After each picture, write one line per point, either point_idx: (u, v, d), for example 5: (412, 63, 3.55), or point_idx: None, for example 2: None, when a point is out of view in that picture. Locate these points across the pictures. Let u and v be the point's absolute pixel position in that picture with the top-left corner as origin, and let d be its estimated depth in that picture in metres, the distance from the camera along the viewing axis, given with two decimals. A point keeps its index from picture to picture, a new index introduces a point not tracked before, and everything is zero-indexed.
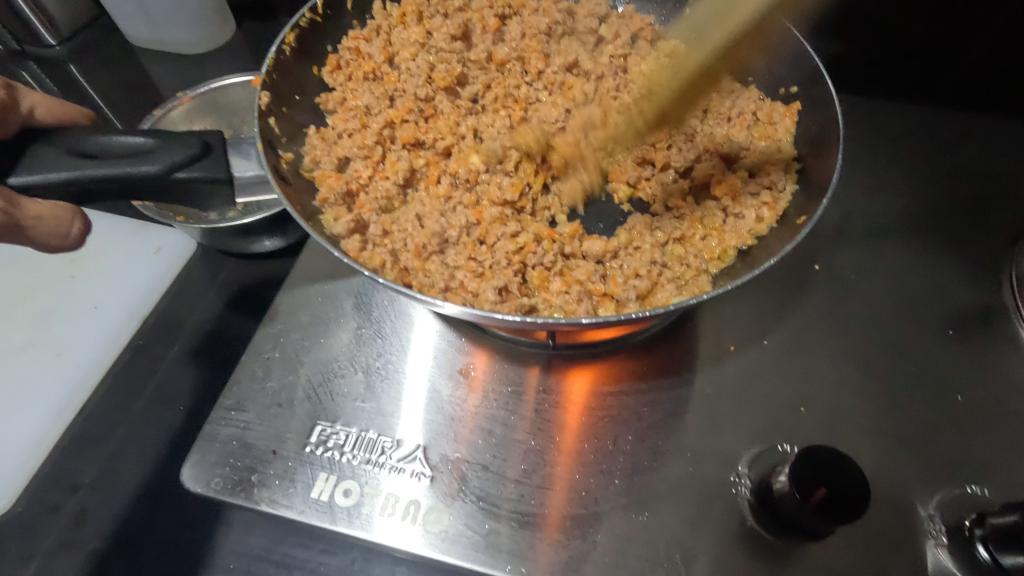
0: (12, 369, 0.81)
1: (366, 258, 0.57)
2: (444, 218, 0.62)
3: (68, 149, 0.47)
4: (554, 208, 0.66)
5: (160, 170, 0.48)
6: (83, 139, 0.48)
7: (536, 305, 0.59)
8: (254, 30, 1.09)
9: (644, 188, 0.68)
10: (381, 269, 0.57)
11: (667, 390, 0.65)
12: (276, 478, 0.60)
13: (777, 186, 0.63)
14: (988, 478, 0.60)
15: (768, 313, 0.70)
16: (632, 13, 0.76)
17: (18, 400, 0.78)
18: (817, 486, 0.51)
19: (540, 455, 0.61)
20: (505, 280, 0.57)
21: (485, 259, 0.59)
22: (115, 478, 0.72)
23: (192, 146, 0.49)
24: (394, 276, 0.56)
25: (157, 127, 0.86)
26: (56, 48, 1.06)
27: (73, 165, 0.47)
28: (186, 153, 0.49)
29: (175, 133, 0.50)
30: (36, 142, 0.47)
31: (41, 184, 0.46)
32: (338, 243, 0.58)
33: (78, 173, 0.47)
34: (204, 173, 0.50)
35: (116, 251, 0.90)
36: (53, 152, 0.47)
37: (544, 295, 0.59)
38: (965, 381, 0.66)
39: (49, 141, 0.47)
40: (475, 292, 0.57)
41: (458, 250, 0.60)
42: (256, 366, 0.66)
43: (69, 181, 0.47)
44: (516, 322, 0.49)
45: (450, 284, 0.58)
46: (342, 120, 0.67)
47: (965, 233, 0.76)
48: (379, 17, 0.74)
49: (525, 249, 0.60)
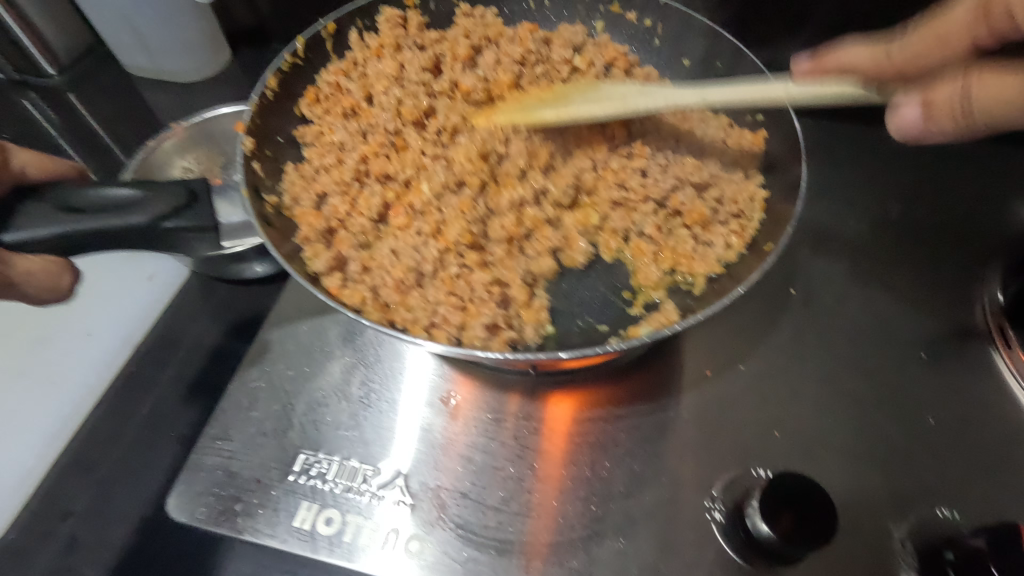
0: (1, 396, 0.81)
1: (346, 296, 0.58)
2: (418, 252, 0.62)
3: (56, 204, 0.49)
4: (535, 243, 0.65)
5: (151, 220, 0.51)
6: (71, 194, 0.49)
7: (518, 338, 0.60)
8: (247, 57, 1.12)
9: (619, 224, 0.68)
10: (362, 306, 0.58)
11: (646, 415, 0.66)
12: (259, 507, 0.61)
13: (746, 214, 0.66)
14: (958, 501, 0.61)
15: (744, 336, 0.71)
16: (606, 43, 0.78)
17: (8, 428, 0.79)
18: (784, 515, 0.53)
19: (519, 482, 0.62)
20: (492, 316, 0.58)
21: (465, 293, 0.59)
22: (107, 505, 0.74)
23: (180, 196, 0.52)
24: (376, 316, 0.57)
25: (150, 156, 0.88)
26: (56, 77, 1.08)
27: (64, 221, 0.48)
28: (174, 203, 0.51)
29: (162, 183, 0.52)
30: (26, 201, 0.48)
31: (32, 242, 0.48)
32: (320, 280, 0.60)
33: (69, 229, 0.48)
34: (193, 221, 0.52)
35: (110, 278, 0.91)
36: (43, 208, 0.48)
37: (526, 329, 0.60)
38: (939, 404, 0.67)
39: (38, 198, 0.49)
40: (461, 324, 0.58)
41: (436, 285, 0.60)
42: (242, 396, 0.68)
43: (62, 236, 0.48)
44: (497, 359, 0.51)
45: (433, 320, 0.58)
46: (319, 154, 0.69)
47: (937, 255, 0.78)
48: (357, 48, 0.75)
49: (500, 281, 0.61)
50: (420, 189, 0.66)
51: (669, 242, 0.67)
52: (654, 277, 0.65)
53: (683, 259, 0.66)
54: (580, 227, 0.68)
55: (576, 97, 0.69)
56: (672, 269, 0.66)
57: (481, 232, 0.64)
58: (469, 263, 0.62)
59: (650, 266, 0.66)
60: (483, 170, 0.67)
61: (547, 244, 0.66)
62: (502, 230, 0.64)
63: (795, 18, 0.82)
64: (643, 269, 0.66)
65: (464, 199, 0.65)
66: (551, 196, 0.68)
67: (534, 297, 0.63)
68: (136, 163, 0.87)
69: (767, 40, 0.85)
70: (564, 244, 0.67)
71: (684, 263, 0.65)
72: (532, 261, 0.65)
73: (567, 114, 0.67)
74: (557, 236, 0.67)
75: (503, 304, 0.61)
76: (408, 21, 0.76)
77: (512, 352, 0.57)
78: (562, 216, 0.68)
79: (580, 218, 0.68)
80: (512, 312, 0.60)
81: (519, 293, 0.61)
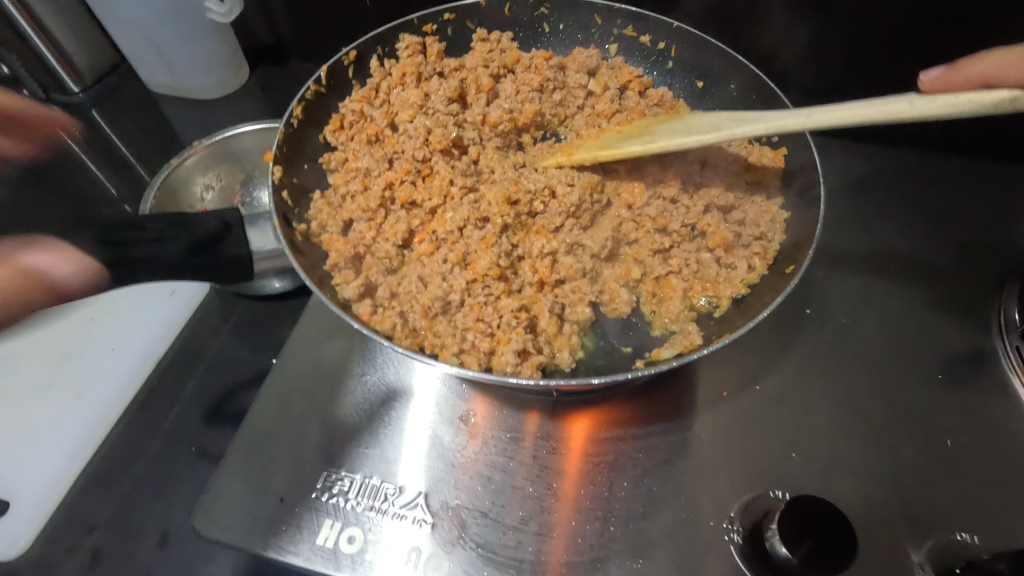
0: (18, 411, 0.80)
1: (377, 322, 0.59)
2: (445, 282, 0.62)
3: (96, 235, 0.50)
4: (561, 269, 0.65)
5: (191, 252, 0.54)
6: (111, 226, 0.51)
7: (547, 362, 0.60)
8: (266, 75, 1.14)
9: (642, 250, 0.68)
10: (393, 333, 0.59)
11: (663, 435, 0.67)
12: (283, 524, 0.62)
13: (767, 236, 0.65)
14: (977, 525, 0.61)
15: (759, 356, 0.72)
16: (621, 65, 0.79)
17: (28, 443, 0.79)
18: (803, 539, 0.54)
19: (538, 502, 0.63)
20: (522, 342, 0.58)
21: (493, 319, 0.60)
22: (132, 517, 0.75)
23: (218, 227, 0.56)
24: (407, 343, 0.59)
25: (172, 175, 0.90)
26: (80, 94, 1.10)
27: (107, 252, 0.50)
28: (213, 234, 0.55)
29: (198, 216, 0.56)
30: (64, 231, 0.49)
31: None
32: (349, 307, 0.61)
33: (112, 259, 0.50)
34: (231, 250, 0.57)
35: (128, 292, 0.89)
36: (84, 239, 0.49)
37: (555, 352, 0.61)
38: (957, 427, 0.67)
39: (77, 228, 0.49)
40: (490, 351, 0.59)
41: (465, 312, 0.61)
42: (266, 414, 0.69)
43: (104, 268, 0.49)
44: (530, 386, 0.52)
45: (461, 346, 0.59)
46: (343, 181, 0.70)
47: (953, 276, 0.78)
48: (378, 75, 0.76)
49: (527, 309, 0.62)
50: (445, 217, 0.67)
51: (694, 270, 0.66)
52: (678, 311, 0.64)
53: (707, 284, 0.66)
54: (620, 281, 0.67)
55: (661, 131, 0.67)
56: (698, 293, 0.66)
57: (508, 265, 0.65)
58: (495, 292, 0.62)
59: (676, 301, 0.65)
60: (508, 213, 0.66)
61: (583, 296, 0.64)
62: (533, 273, 0.64)
63: (812, 39, 0.83)
64: (668, 303, 0.65)
65: (487, 235, 0.65)
66: (588, 250, 0.66)
67: (563, 324, 0.63)
68: (158, 182, 0.88)
69: (781, 61, 0.86)
70: (604, 298, 0.65)
71: (709, 287, 0.66)
72: (568, 311, 0.64)
73: (653, 146, 0.65)
74: (594, 289, 0.65)
75: (530, 330, 0.61)
76: (427, 49, 0.77)
77: (543, 376, 0.58)
78: (600, 268, 0.67)
79: (620, 271, 0.67)
80: (542, 338, 0.61)
81: (549, 324, 0.61)
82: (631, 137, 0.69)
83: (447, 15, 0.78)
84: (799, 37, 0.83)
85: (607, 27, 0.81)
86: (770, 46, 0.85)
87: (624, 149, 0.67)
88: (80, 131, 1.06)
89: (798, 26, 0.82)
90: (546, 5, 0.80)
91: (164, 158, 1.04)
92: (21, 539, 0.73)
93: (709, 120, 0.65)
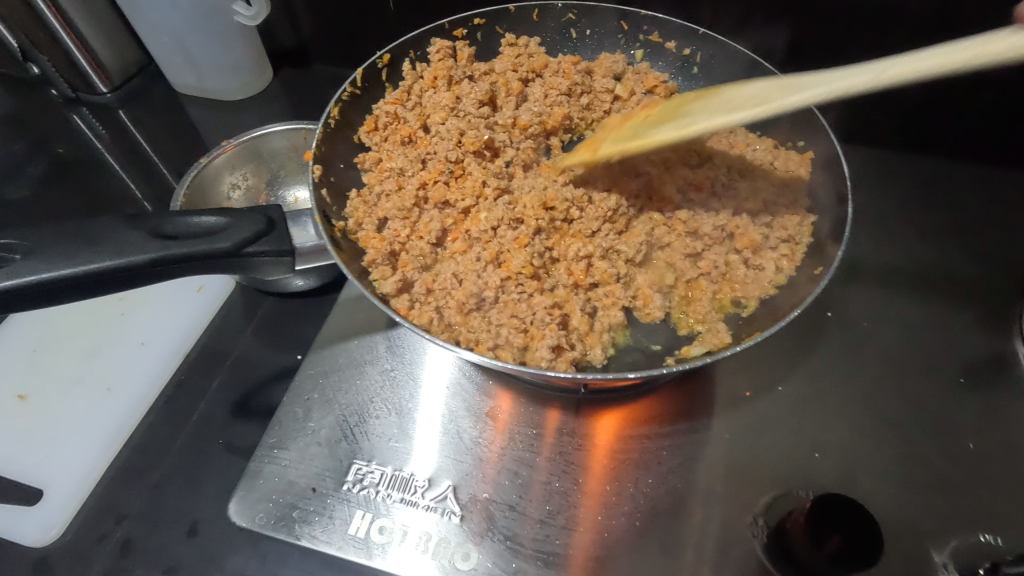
0: (56, 403, 0.81)
1: (414, 316, 0.61)
2: (480, 279, 0.64)
3: (149, 232, 0.53)
4: (596, 272, 0.66)
5: (235, 245, 0.55)
6: (163, 223, 0.55)
7: (579, 356, 0.63)
8: (289, 78, 1.16)
9: (676, 256, 0.68)
10: (429, 327, 0.61)
11: (687, 434, 0.68)
12: (315, 514, 0.64)
13: (795, 238, 0.67)
14: (1002, 528, 0.62)
15: (782, 360, 0.73)
16: (646, 70, 0.80)
17: (61, 435, 0.78)
18: (829, 537, 0.55)
19: (564, 496, 0.64)
20: (556, 337, 0.60)
21: (527, 316, 0.62)
22: (159, 511, 0.71)
23: (260, 222, 0.57)
24: (442, 335, 0.61)
25: (202, 173, 0.91)
26: (108, 95, 1.12)
27: (159, 246, 0.53)
28: (255, 229, 0.56)
29: (242, 212, 0.58)
30: (122, 228, 0.53)
31: (128, 267, 0.51)
32: (388, 302, 0.63)
33: (164, 253, 0.52)
34: (271, 246, 0.58)
35: (162, 287, 0.90)
36: (140, 235, 0.53)
37: (587, 346, 0.63)
38: (978, 430, 0.68)
39: (134, 227, 0.53)
40: (524, 346, 0.60)
41: (499, 308, 0.63)
42: (297, 408, 0.71)
43: (156, 261, 0.52)
44: (566, 377, 0.53)
45: (496, 340, 0.61)
46: (378, 181, 0.72)
47: (974, 282, 0.79)
48: (410, 78, 0.78)
49: (560, 305, 0.63)
50: (479, 217, 0.68)
51: (725, 272, 0.67)
52: (704, 311, 0.66)
53: (735, 286, 0.67)
54: (654, 287, 0.67)
55: (695, 108, 0.63)
56: (727, 293, 0.67)
57: (542, 265, 0.66)
58: (528, 290, 0.64)
59: (704, 302, 0.66)
60: (543, 217, 0.68)
61: (616, 300, 0.65)
62: (568, 274, 0.66)
63: (833, 45, 0.84)
64: (694, 304, 0.67)
65: (520, 236, 0.66)
66: (623, 255, 0.67)
67: (594, 322, 0.64)
68: (190, 179, 0.89)
69: (802, 68, 0.87)
70: (638, 303, 0.66)
71: (737, 289, 0.67)
72: (601, 312, 0.65)
73: (691, 130, 0.62)
74: (627, 293, 0.66)
75: (563, 327, 0.63)
76: (458, 53, 0.79)
77: (577, 371, 0.60)
78: (634, 274, 0.67)
79: (654, 277, 0.68)
80: (574, 335, 0.63)
81: (581, 321, 0.63)
82: (666, 120, 0.64)
83: (477, 20, 0.80)
84: (819, 44, 0.84)
85: (633, 33, 0.82)
86: (790, 52, 0.86)
87: (657, 137, 0.63)
88: (107, 131, 1.09)
89: (819, 34, 0.83)
90: (573, 12, 0.81)
91: (189, 158, 1.05)
92: (51, 530, 0.71)
93: (756, 90, 0.60)
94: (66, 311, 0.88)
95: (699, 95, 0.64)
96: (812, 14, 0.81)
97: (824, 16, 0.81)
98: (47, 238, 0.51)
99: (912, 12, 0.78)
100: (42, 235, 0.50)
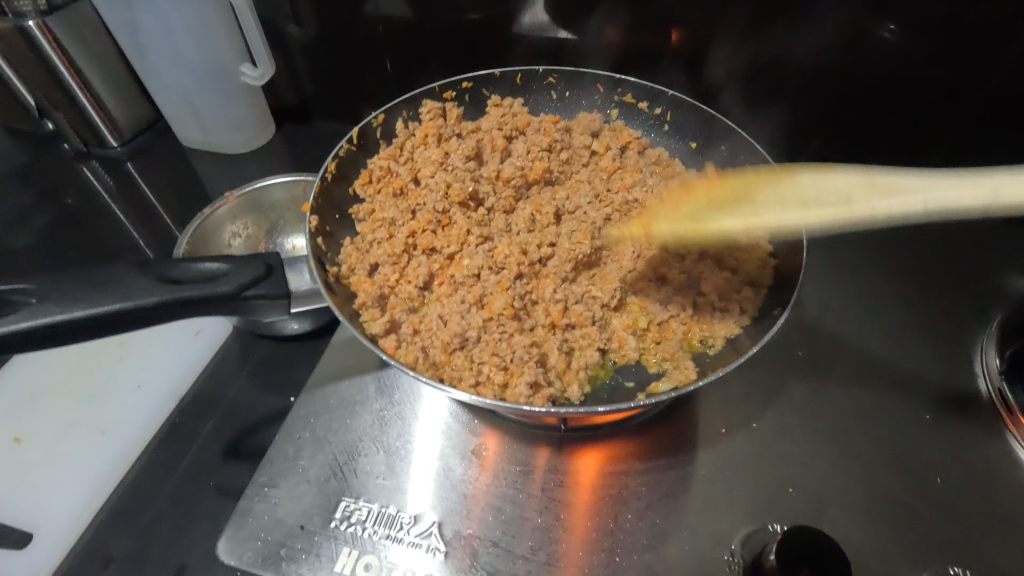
0: (48, 446, 0.82)
1: (401, 355, 0.66)
2: (463, 319, 0.68)
3: (156, 277, 0.58)
4: (572, 314, 0.70)
5: (235, 289, 0.60)
6: (170, 269, 0.59)
7: (557, 393, 0.66)
8: (291, 131, 1.23)
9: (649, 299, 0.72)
10: (415, 365, 0.65)
11: (666, 470, 0.70)
12: (303, 552, 0.65)
13: (757, 281, 0.72)
14: (969, 561, 0.64)
15: (757, 397, 0.76)
16: (621, 128, 0.88)
17: (51, 477, 0.79)
18: (801, 567, 0.57)
19: (546, 532, 0.66)
20: (533, 374, 0.64)
21: (507, 354, 0.66)
22: (146, 553, 0.72)
23: (258, 268, 0.62)
24: (426, 373, 0.65)
25: (206, 222, 0.96)
26: (119, 149, 1.19)
27: (164, 289, 0.57)
28: (254, 274, 0.62)
29: (242, 258, 0.63)
30: (133, 273, 0.57)
31: (134, 310, 0.55)
32: (376, 341, 0.67)
33: (168, 296, 0.57)
34: (268, 289, 0.62)
35: (160, 332, 0.93)
36: (148, 279, 0.57)
37: (564, 382, 0.66)
38: (945, 464, 0.70)
39: (143, 271, 0.58)
40: (504, 383, 0.64)
41: (481, 347, 0.67)
42: (288, 446, 0.73)
43: (160, 303, 0.56)
44: (539, 412, 0.56)
45: (477, 378, 0.65)
46: (370, 230, 0.77)
47: (937, 321, 0.83)
48: (403, 136, 0.85)
49: (539, 344, 0.67)
50: (462, 263, 0.73)
51: (694, 314, 0.71)
52: (672, 350, 0.69)
53: (703, 326, 0.71)
54: (629, 329, 0.71)
55: (767, 198, 0.72)
56: (694, 332, 0.71)
57: (522, 306, 0.70)
58: (509, 329, 0.68)
59: (673, 341, 0.70)
60: (523, 264, 0.72)
61: (592, 342, 0.69)
62: (546, 315, 0.70)
63: (794, 101, 0.92)
64: (664, 344, 0.70)
65: (502, 279, 0.71)
66: (599, 298, 0.71)
67: (571, 361, 0.68)
68: (192, 229, 0.94)
69: (766, 121, 0.95)
70: (613, 345, 0.70)
71: (705, 328, 0.70)
72: (577, 352, 0.69)
73: (761, 219, 0.70)
74: (603, 335, 0.70)
75: (541, 365, 0.67)
76: (447, 113, 0.86)
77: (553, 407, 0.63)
78: (609, 317, 0.71)
79: (627, 320, 0.71)
80: (552, 372, 0.66)
81: (559, 360, 0.67)
82: (724, 205, 0.75)
83: (465, 84, 0.88)
84: (782, 101, 0.92)
85: (609, 94, 0.90)
86: (754, 109, 0.94)
87: (720, 225, 0.74)
88: (114, 183, 1.14)
89: (778, 92, 0.91)
90: (553, 76, 0.89)
91: (192, 208, 1.11)
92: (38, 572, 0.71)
93: (840, 189, 0.70)
94: (65, 356, 0.90)
95: (772, 177, 0.74)
96: (774, 76, 0.89)
97: (787, 76, 0.89)
98: (62, 283, 0.55)
99: (867, 71, 0.86)
100: (61, 281, 0.55)
